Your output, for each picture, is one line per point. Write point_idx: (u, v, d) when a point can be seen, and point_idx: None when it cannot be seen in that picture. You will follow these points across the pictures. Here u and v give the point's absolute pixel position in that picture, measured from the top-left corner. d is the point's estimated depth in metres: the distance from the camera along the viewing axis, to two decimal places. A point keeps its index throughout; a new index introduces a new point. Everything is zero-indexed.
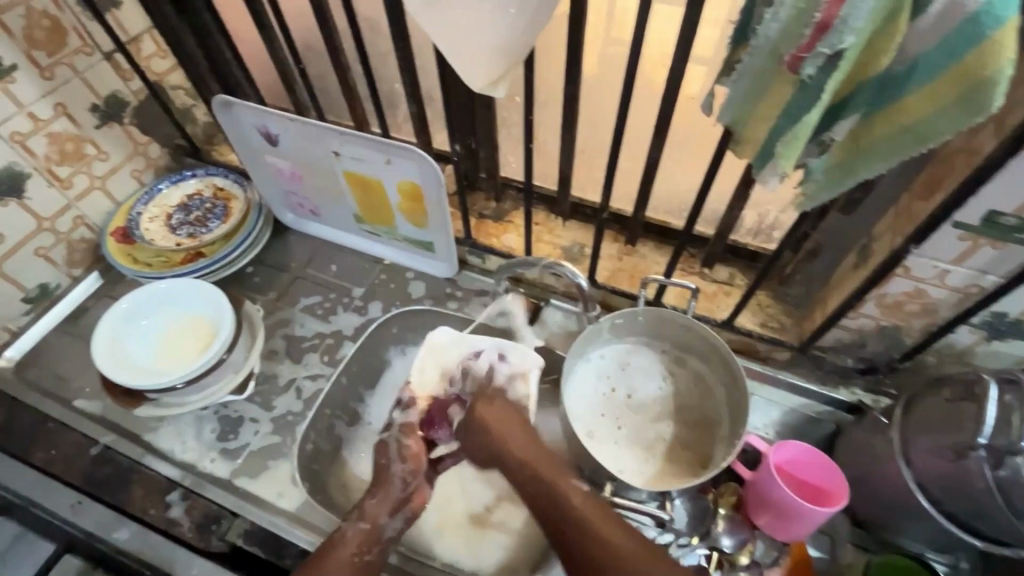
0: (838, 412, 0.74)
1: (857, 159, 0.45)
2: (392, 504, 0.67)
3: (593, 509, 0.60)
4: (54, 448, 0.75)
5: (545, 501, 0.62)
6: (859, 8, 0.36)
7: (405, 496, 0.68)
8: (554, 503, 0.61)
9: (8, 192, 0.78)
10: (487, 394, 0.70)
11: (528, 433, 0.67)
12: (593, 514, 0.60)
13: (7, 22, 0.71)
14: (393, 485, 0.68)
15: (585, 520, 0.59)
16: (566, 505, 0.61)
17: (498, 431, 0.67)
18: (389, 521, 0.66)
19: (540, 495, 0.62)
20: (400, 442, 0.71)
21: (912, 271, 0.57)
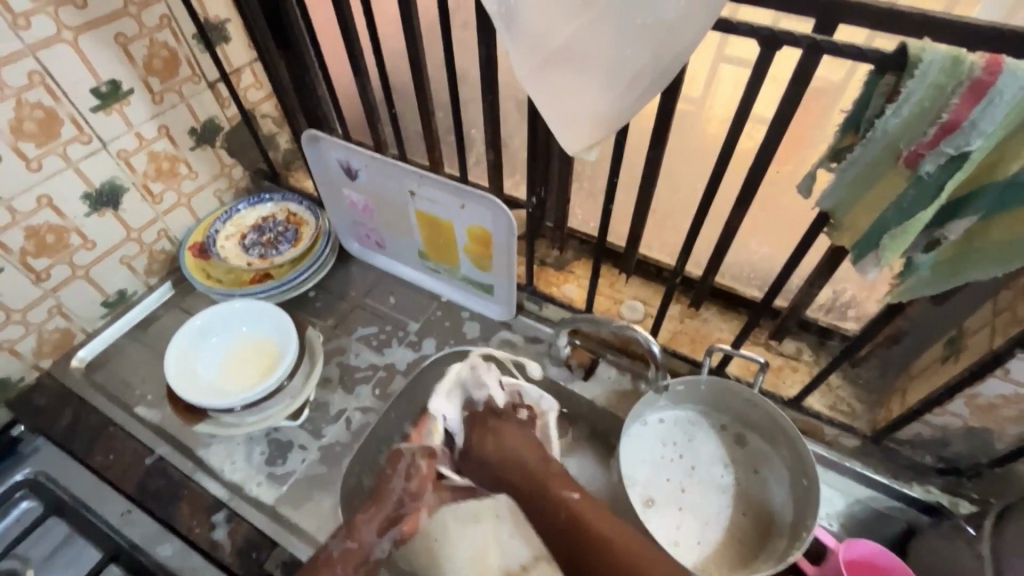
0: (910, 511, 0.69)
1: (967, 260, 0.43)
2: (382, 521, 0.65)
3: (593, 509, 0.64)
4: (112, 453, 0.77)
5: (542, 502, 0.65)
6: (991, 113, 0.36)
7: (398, 514, 0.66)
8: (549, 503, 0.65)
9: (106, 203, 0.83)
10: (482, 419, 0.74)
11: (526, 443, 0.71)
12: (590, 513, 0.63)
13: (131, 52, 0.77)
14: (389, 502, 0.66)
15: (585, 517, 0.62)
16: (563, 503, 0.64)
17: (508, 451, 0.70)
18: (378, 541, 0.64)
19: (537, 492, 0.66)
20: (414, 461, 0.71)
21: (1012, 373, 0.54)
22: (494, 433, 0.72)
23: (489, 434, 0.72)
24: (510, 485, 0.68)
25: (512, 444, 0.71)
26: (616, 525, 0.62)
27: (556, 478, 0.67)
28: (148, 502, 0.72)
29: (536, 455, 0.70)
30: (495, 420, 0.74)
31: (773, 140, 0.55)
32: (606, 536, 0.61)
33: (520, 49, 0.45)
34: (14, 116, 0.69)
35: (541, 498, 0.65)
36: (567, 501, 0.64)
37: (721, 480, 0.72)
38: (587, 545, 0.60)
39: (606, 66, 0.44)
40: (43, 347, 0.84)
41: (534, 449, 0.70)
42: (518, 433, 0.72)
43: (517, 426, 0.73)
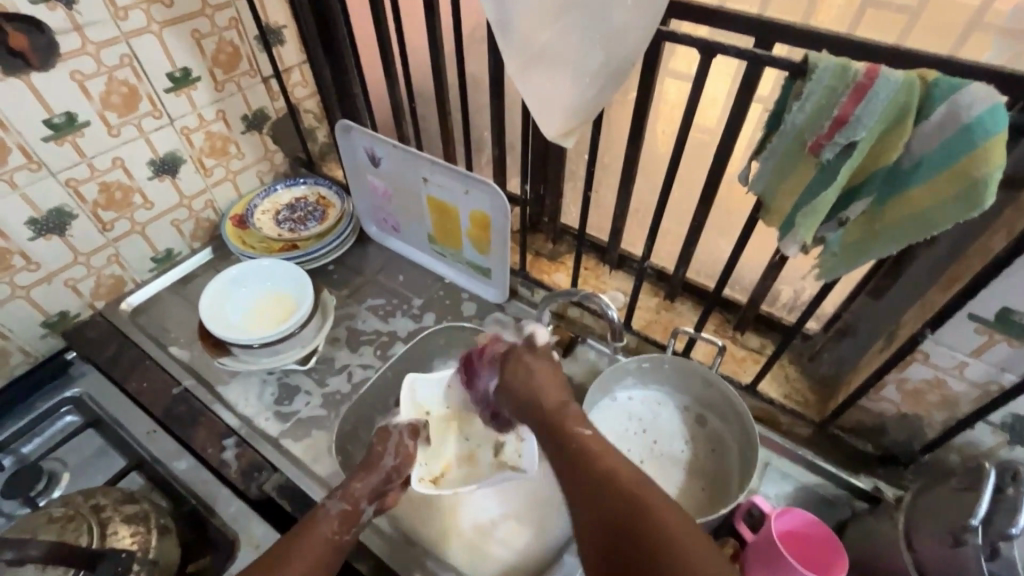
0: (854, 499, 0.73)
1: (870, 240, 0.51)
2: (371, 491, 0.71)
3: (602, 446, 0.57)
4: (145, 381, 0.88)
5: (555, 438, 0.60)
6: (870, 109, 0.44)
7: (385, 489, 0.72)
8: (563, 439, 0.60)
9: (166, 170, 0.97)
10: (517, 353, 0.72)
11: (557, 383, 0.68)
12: (603, 449, 0.56)
13: (202, 45, 0.92)
14: (378, 475, 0.72)
15: (592, 450, 0.57)
16: (576, 437, 0.59)
17: (534, 385, 0.67)
18: (367, 507, 0.70)
19: (557, 433, 0.61)
20: (401, 439, 0.78)
21: (931, 358, 0.60)
22: (523, 366, 0.70)
23: (523, 366, 0.70)
24: (534, 415, 0.65)
25: (542, 369, 0.69)
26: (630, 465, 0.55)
27: (576, 417, 0.62)
28: (172, 424, 0.83)
29: (563, 394, 0.66)
30: (529, 356, 0.72)
31: (726, 141, 0.64)
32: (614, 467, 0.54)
33: (510, 50, 0.56)
34: (104, 89, 0.83)
35: (559, 430, 0.61)
36: (576, 436, 0.59)
37: (679, 453, 0.78)
38: (589, 471, 0.55)
39: (577, 64, 0.54)
40: (99, 289, 0.97)
41: (563, 389, 0.67)
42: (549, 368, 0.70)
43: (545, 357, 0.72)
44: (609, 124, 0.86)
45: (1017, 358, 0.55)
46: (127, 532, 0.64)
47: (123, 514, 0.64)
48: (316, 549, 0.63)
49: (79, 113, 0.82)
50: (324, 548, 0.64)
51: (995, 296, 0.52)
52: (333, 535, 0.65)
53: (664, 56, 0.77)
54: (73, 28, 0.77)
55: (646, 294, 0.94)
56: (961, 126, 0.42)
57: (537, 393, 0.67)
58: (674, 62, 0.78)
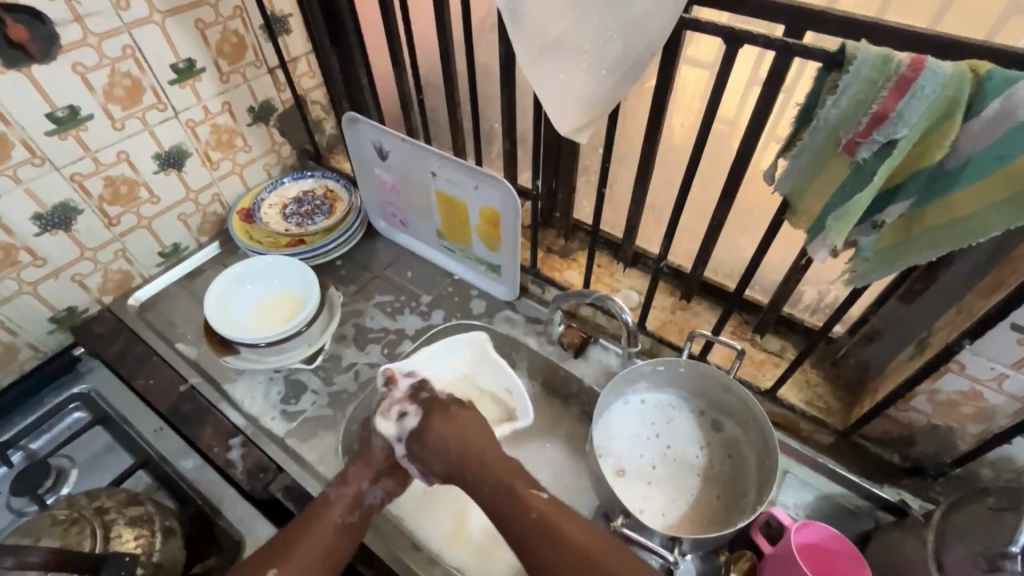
0: (876, 510, 0.70)
1: (907, 245, 0.48)
2: (374, 471, 0.72)
3: (559, 513, 0.64)
4: (152, 378, 0.87)
5: (503, 496, 0.66)
6: (914, 105, 0.40)
7: (388, 466, 0.73)
8: (510, 499, 0.65)
9: (172, 164, 0.95)
10: (442, 403, 0.76)
11: (483, 429, 0.73)
12: (558, 517, 0.63)
13: (207, 36, 0.90)
14: (376, 459, 0.72)
15: (551, 519, 0.63)
16: (531, 509, 0.64)
17: (467, 439, 0.71)
18: (370, 488, 0.71)
19: (506, 501, 0.66)
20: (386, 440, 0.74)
21: (967, 368, 0.57)
22: (450, 417, 0.74)
23: (452, 418, 0.73)
24: (471, 464, 0.69)
25: (463, 422, 0.73)
26: (577, 528, 0.62)
27: (518, 477, 0.68)
28: (179, 422, 0.82)
29: (488, 438, 0.73)
30: (455, 407, 0.75)
31: (749, 136, 0.61)
32: (580, 536, 0.62)
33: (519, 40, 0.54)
34: (107, 82, 0.82)
35: (502, 491, 0.66)
36: (534, 504, 0.65)
37: (694, 459, 0.76)
38: (555, 552, 0.61)
39: (595, 54, 0.51)
40: (107, 284, 0.96)
41: (490, 434, 0.73)
42: (472, 416, 0.75)
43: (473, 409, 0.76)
44: (623, 117, 0.82)
45: None
46: (131, 535, 0.63)
47: (127, 516, 0.64)
48: (325, 537, 0.65)
49: (82, 106, 0.80)
50: (331, 538, 0.66)
51: None
52: (341, 519, 0.68)
53: (684, 44, 0.73)
54: (73, 19, 0.75)
55: (661, 293, 0.91)
56: (1015, 125, 0.38)
57: (465, 453, 0.70)
58: (695, 49, 0.74)
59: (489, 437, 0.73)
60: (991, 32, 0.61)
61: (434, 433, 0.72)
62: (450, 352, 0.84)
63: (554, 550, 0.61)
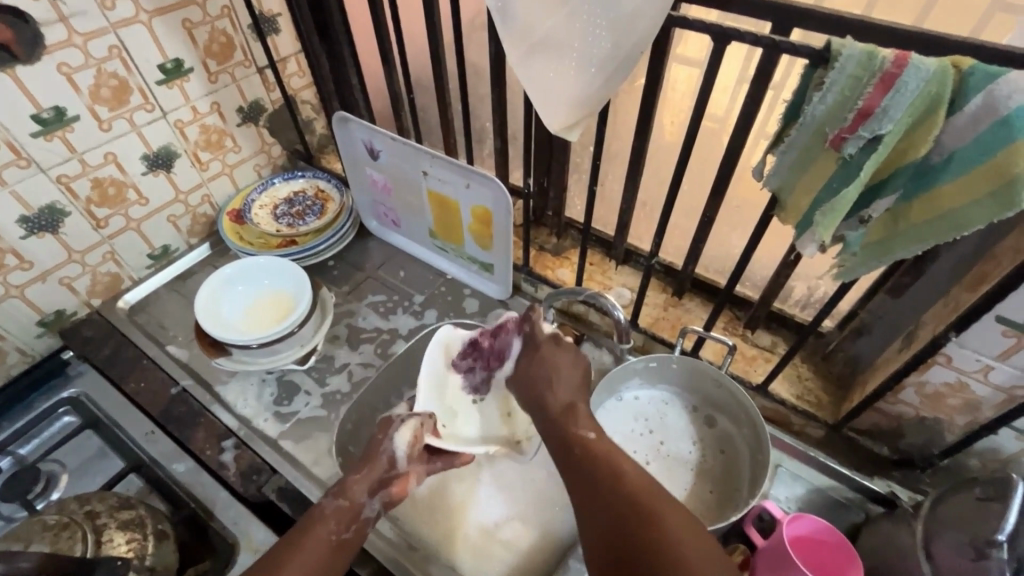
0: (867, 502, 0.71)
1: (893, 239, 0.48)
2: (374, 483, 0.68)
3: (607, 449, 0.60)
4: (143, 381, 0.87)
5: (565, 432, 0.63)
6: (898, 101, 0.41)
7: (388, 478, 0.69)
8: (570, 435, 0.63)
9: (161, 165, 0.94)
10: (536, 340, 0.73)
11: (574, 373, 0.70)
12: (604, 449, 0.60)
13: (195, 35, 0.89)
14: (380, 465, 0.69)
15: (593, 451, 0.60)
16: (579, 440, 0.62)
17: (549, 376, 0.69)
18: (369, 501, 0.67)
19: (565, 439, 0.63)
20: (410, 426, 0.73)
21: (954, 361, 0.57)
22: (540, 356, 0.71)
23: (542, 357, 0.71)
24: (542, 407, 0.67)
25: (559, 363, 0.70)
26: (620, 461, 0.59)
27: (585, 419, 0.65)
28: (170, 425, 0.81)
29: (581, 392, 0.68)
30: (548, 347, 0.72)
31: (737, 133, 0.61)
32: (621, 471, 0.57)
33: (509, 39, 0.54)
34: (93, 82, 0.81)
35: (569, 430, 0.63)
36: (581, 438, 0.62)
37: (687, 455, 0.76)
38: (593, 480, 0.58)
39: (585, 52, 0.51)
40: (96, 287, 0.95)
41: (579, 386, 0.69)
42: (572, 364, 0.71)
43: (569, 351, 0.71)
44: (614, 115, 0.83)
45: None
46: (123, 539, 0.63)
47: (118, 520, 0.63)
48: (316, 552, 0.61)
49: (68, 107, 0.80)
50: (323, 550, 0.62)
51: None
52: (335, 536, 0.63)
53: (673, 42, 0.74)
54: (58, 19, 0.74)
55: (653, 290, 0.91)
56: (997, 120, 0.39)
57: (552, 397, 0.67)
58: (683, 47, 0.75)
59: (578, 387, 0.69)
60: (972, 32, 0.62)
61: (520, 366, 0.73)
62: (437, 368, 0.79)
63: (595, 482, 0.58)
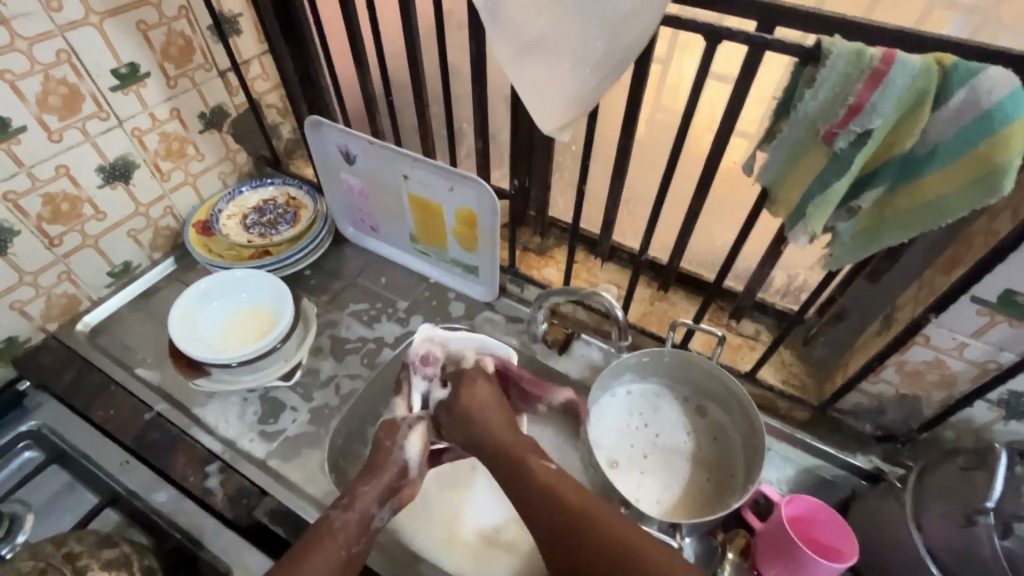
0: (853, 478, 0.74)
1: (881, 228, 0.51)
2: (381, 493, 0.69)
3: (563, 481, 0.66)
4: (113, 408, 0.81)
5: (518, 472, 0.68)
6: (886, 96, 0.43)
7: (396, 486, 0.70)
8: (523, 474, 0.67)
9: (118, 176, 0.88)
10: (463, 377, 0.78)
11: (500, 411, 0.75)
12: (561, 482, 0.66)
13: (150, 38, 0.84)
14: (389, 473, 0.71)
15: (550, 485, 0.66)
16: (538, 477, 0.67)
17: (481, 420, 0.73)
18: (379, 511, 0.68)
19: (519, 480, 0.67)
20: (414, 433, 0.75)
21: (932, 340, 0.61)
22: (467, 396, 0.75)
23: (468, 394, 0.76)
24: (487, 444, 0.72)
25: (483, 400, 0.75)
26: (575, 492, 0.65)
27: (527, 451, 0.70)
28: (147, 453, 0.77)
29: (510, 425, 0.74)
30: (475, 380, 0.77)
31: (724, 129, 0.63)
32: (586, 513, 0.63)
33: (501, 39, 0.54)
34: (41, 89, 0.75)
35: (518, 469, 0.68)
36: (541, 473, 0.67)
37: (682, 445, 0.78)
38: (555, 513, 0.64)
39: (580, 53, 0.51)
40: (51, 310, 0.88)
41: (508, 422, 0.74)
42: (495, 397, 0.76)
43: (491, 386, 0.78)
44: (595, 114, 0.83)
45: (1017, 337, 0.56)
46: None
47: (100, 560, 0.59)
48: (327, 565, 0.63)
49: (14, 117, 0.73)
50: (334, 565, 0.63)
51: (1000, 278, 0.53)
52: (345, 548, 0.65)
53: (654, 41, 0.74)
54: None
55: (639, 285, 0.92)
56: (979, 114, 0.41)
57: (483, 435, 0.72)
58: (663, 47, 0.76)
59: (510, 421, 0.75)
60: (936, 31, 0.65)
61: (456, 407, 0.75)
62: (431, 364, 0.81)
63: (563, 519, 0.64)
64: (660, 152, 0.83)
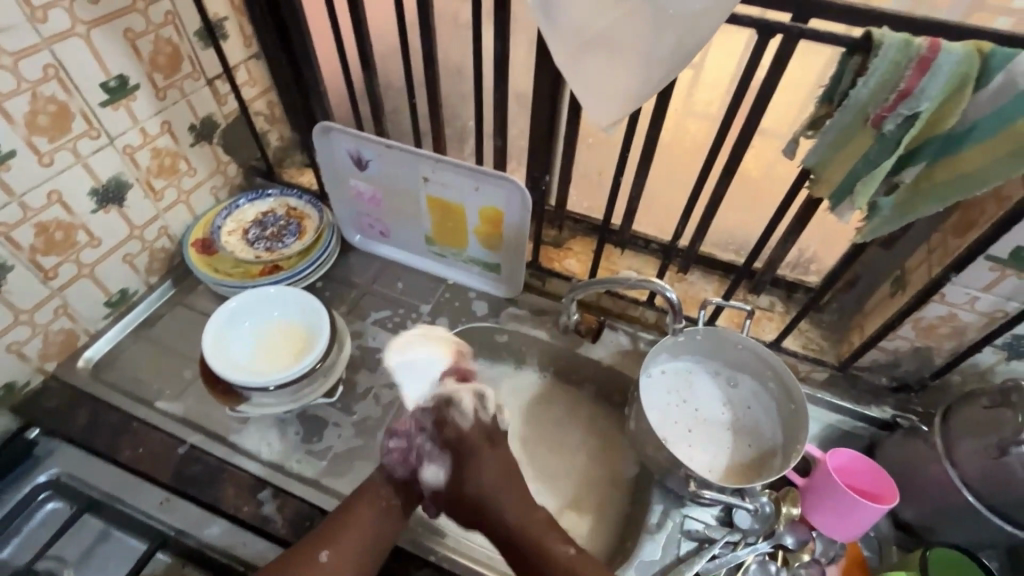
0: (871, 428, 0.82)
1: (918, 199, 0.56)
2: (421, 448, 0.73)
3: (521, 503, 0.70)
4: (140, 447, 0.76)
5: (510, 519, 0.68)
6: (935, 80, 0.47)
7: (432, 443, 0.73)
8: (527, 547, 0.67)
9: (112, 199, 0.82)
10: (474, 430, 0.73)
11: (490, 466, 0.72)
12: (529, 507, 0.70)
13: (138, 47, 0.78)
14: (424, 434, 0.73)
15: (489, 495, 0.70)
16: (494, 488, 0.71)
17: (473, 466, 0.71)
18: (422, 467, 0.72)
19: (516, 543, 0.67)
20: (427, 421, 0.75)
21: (947, 297, 0.68)
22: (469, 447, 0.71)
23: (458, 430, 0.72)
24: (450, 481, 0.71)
25: (488, 477, 0.71)
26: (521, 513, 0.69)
27: (548, 527, 0.68)
28: (188, 488, 0.73)
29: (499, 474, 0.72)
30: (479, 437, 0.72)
31: (754, 116, 0.66)
32: (546, 554, 0.66)
33: (557, 40, 0.55)
34: (28, 109, 0.68)
35: (518, 525, 0.68)
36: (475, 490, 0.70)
37: (721, 416, 0.83)
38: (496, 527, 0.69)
39: (637, 53, 0.53)
40: (48, 349, 0.81)
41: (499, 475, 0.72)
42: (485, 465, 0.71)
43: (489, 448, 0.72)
44: None
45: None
46: None
47: None
48: (366, 519, 0.67)
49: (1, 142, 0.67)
50: (374, 517, 0.67)
51: (1015, 236, 0.59)
52: (386, 501, 0.69)
53: None
54: None
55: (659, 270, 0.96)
56: (1017, 92, 0.46)
57: (485, 506, 0.69)
58: None
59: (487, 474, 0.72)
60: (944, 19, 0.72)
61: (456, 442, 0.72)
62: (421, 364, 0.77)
63: (522, 534, 0.68)
64: None
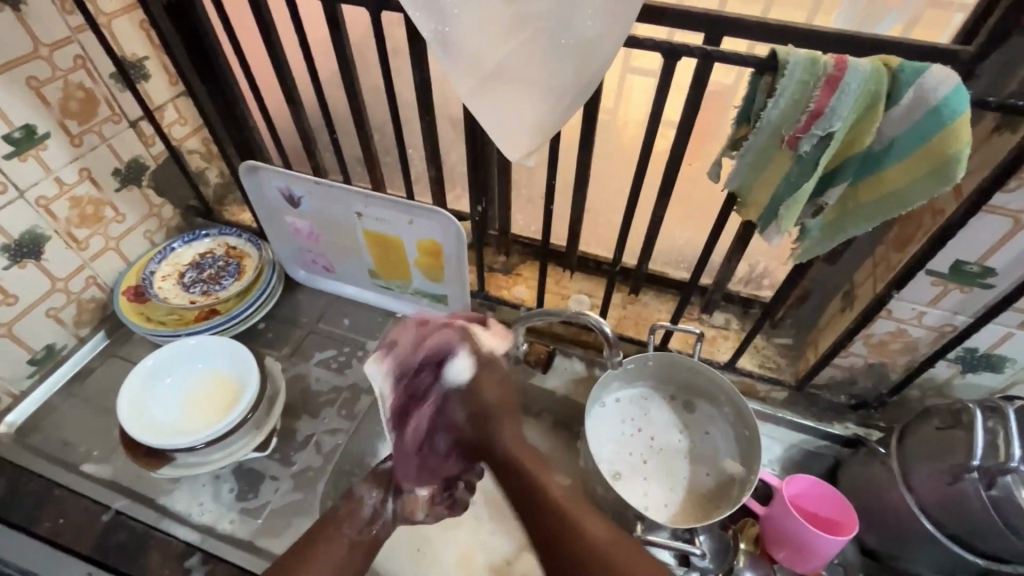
0: (835, 446, 0.79)
1: (846, 220, 0.53)
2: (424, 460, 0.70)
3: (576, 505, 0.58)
4: (62, 516, 0.72)
5: (522, 482, 0.60)
6: (844, 100, 0.45)
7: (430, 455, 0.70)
8: (535, 499, 0.59)
9: (27, 253, 0.78)
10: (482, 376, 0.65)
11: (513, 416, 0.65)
12: (572, 505, 0.57)
13: (45, 94, 0.75)
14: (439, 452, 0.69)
15: (561, 504, 0.57)
16: (554, 488, 0.59)
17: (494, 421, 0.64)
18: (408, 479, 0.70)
19: (529, 498, 0.59)
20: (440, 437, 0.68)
21: (893, 312, 0.65)
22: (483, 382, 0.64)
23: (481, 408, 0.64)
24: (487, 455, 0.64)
25: (490, 399, 0.64)
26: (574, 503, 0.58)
27: (533, 461, 0.62)
28: (111, 560, 0.68)
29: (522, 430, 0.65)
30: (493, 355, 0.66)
31: (682, 136, 0.64)
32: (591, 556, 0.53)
33: (456, 73, 0.52)
34: None
35: (525, 486, 0.60)
36: (554, 487, 0.59)
37: (678, 445, 0.79)
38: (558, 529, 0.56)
39: (540, 84, 0.50)
40: None
41: (516, 428, 0.65)
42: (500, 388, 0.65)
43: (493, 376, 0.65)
44: None
45: (968, 300, 0.61)
46: None
47: None
48: (336, 550, 0.63)
49: None
50: (343, 548, 0.64)
51: (951, 250, 0.57)
52: (351, 536, 0.65)
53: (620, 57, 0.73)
54: None
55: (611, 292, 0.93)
56: (929, 109, 0.43)
57: (489, 419, 0.64)
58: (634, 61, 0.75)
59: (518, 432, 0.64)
60: (903, 24, 0.59)
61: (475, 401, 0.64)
62: (207, 401, 0.77)
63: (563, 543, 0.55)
64: (618, 161, 0.84)
